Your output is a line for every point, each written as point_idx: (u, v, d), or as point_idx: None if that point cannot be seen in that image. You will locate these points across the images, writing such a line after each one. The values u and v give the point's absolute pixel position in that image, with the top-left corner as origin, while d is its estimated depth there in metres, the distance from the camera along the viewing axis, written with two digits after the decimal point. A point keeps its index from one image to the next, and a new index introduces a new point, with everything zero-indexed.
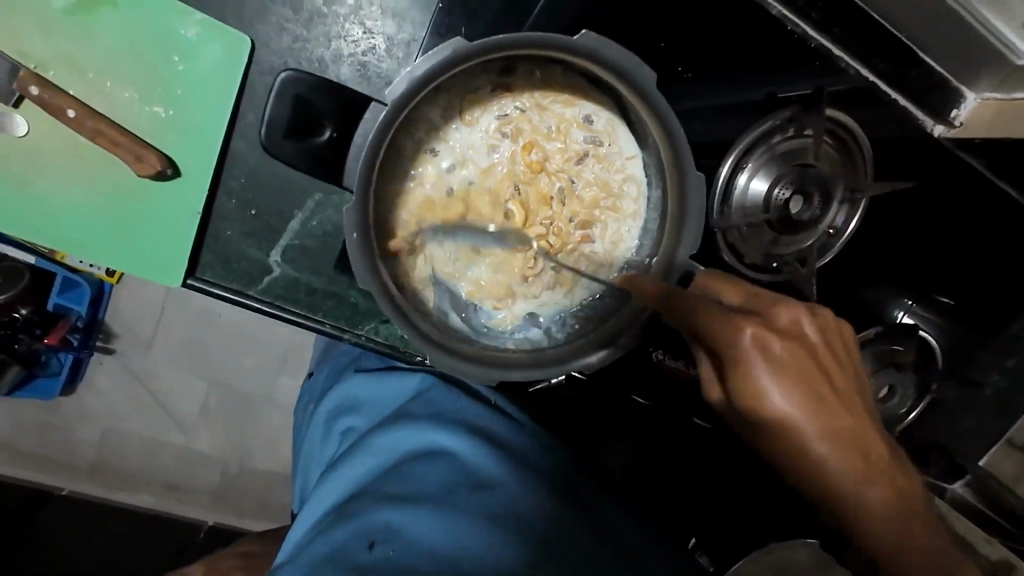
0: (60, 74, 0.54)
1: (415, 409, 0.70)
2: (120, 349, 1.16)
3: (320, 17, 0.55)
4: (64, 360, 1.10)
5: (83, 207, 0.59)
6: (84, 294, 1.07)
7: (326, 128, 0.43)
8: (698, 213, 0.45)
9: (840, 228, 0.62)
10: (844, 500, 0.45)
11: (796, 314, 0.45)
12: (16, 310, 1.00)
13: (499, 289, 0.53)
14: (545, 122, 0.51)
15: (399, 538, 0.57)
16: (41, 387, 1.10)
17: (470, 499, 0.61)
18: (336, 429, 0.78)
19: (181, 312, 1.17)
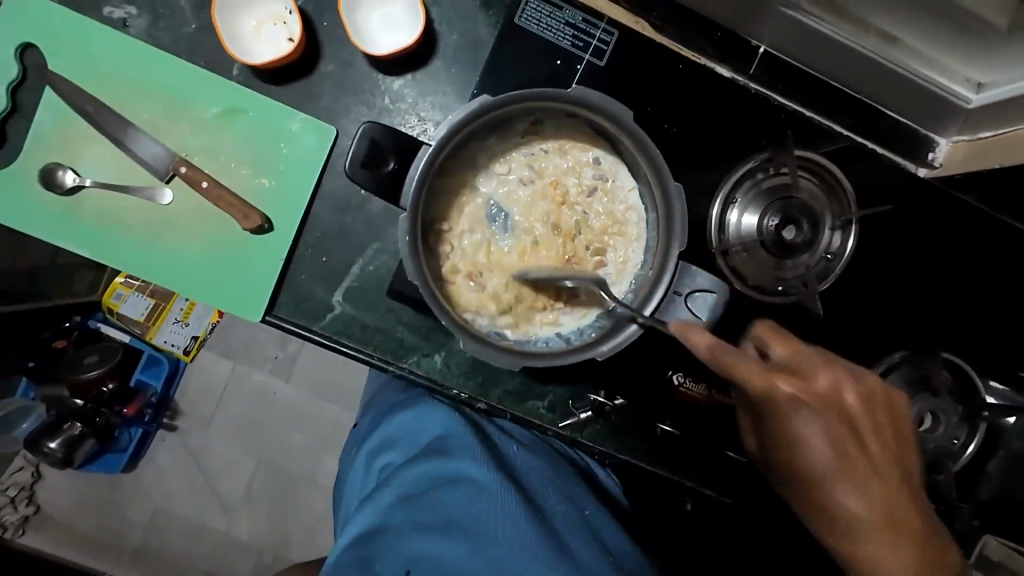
0: (201, 159, 0.72)
1: (443, 442, 0.78)
2: (182, 427, 1.53)
3: (387, 111, 0.74)
4: (133, 435, 1.48)
5: (198, 257, 0.74)
6: (160, 372, 1.47)
7: (390, 161, 0.53)
8: (682, 220, 0.53)
9: (838, 253, 0.68)
10: (835, 506, 0.55)
11: (842, 377, 0.55)
12: (105, 384, 1.38)
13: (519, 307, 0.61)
14: (561, 163, 0.62)
15: (430, 563, 0.65)
16: (108, 462, 1.47)
17: (497, 519, 0.68)
18: (375, 466, 0.84)
19: (238, 393, 1.53)
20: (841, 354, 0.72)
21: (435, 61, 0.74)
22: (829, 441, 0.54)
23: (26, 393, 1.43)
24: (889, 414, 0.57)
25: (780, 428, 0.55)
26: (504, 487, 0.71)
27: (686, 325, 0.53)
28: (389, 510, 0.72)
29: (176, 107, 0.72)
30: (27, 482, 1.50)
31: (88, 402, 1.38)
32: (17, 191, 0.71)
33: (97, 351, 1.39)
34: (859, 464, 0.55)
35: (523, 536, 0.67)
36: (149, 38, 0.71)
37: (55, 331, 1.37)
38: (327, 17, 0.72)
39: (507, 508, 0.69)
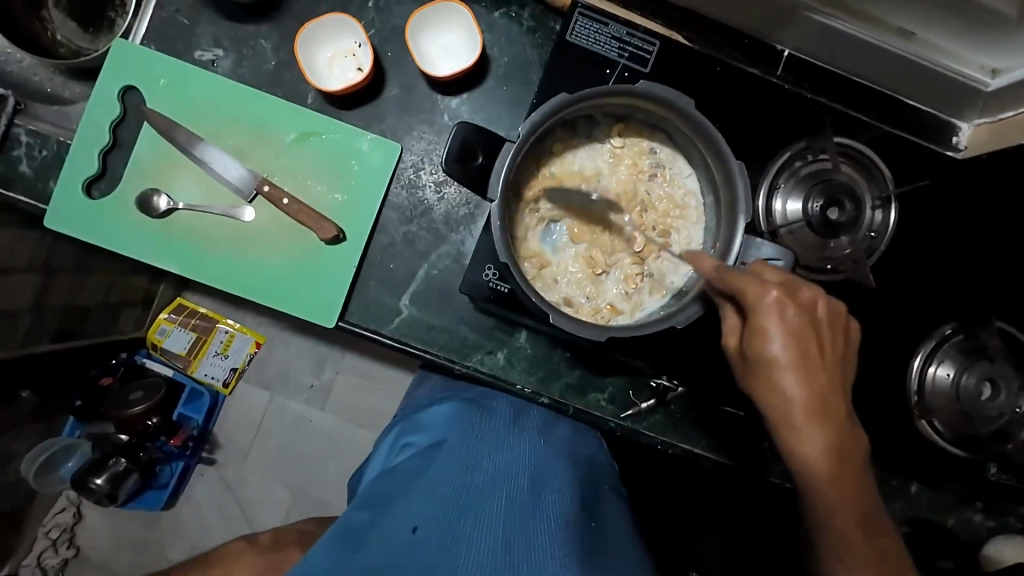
0: (281, 178, 0.79)
1: (467, 438, 0.82)
2: (221, 459, 1.56)
3: (447, 128, 0.81)
4: (174, 470, 1.50)
5: (276, 267, 0.79)
6: (202, 405, 1.51)
7: (479, 156, 0.59)
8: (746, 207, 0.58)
9: (881, 230, 0.72)
10: (801, 430, 0.53)
11: (819, 296, 0.54)
12: (150, 419, 1.39)
13: (589, 293, 0.65)
14: (620, 155, 0.65)
15: (436, 526, 0.63)
16: (149, 498, 1.48)
17: (508, 508, 0.69)
18: (399, 444, 0.89)
19: (278, 420, 1.57)
20: (894, 329, 0.74)
21: (489, 81, 0.81)
22: (809, 382, 0.52)
23: (72, 431, 1.47)
24: (847, 345, 0.55)
25: (756, 340, 0.53)
26: (521, 483, 0.75)
27: (765, 264, 0.55)
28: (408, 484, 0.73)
29: (259, 133, 0.79)
30: (69, 522, 1.51)
31: (134, 436, 1.39)
32: (117, 217, 0.78)
33: (142, 385, 1.40)
34: (820, 368, 0.53)
35: (535, 524, 0.66)
36: (234, 75, 0.80)
37: (103, 367, 1.42)
38: (391, 47, 0.80)
39: (525, 503, 0.70)
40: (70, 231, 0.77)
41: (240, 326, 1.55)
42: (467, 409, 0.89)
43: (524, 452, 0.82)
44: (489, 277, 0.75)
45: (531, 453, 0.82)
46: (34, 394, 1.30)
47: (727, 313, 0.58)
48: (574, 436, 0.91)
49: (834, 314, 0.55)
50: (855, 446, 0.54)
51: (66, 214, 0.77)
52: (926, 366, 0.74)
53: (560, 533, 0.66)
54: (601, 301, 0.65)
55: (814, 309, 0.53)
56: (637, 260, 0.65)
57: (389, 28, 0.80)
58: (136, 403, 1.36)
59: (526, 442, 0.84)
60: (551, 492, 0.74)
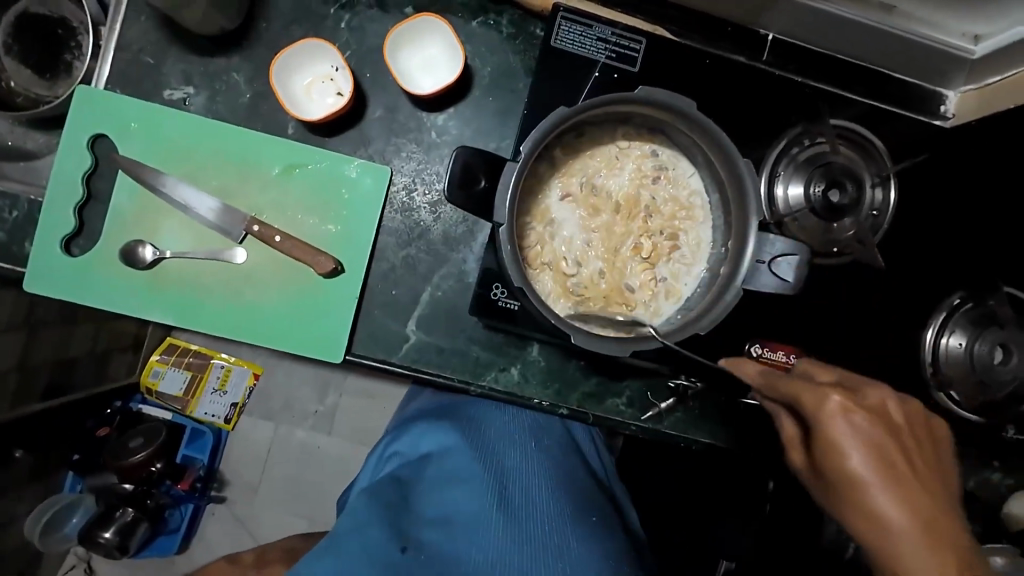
0: (270, 214, 0.76)
1: (455, 446, 0.81)
2: (231, 496, 1.52)
3: (436, 146, 0.79)
4: (183, 513, 1.47)
5: (274, 307, 0.77)
6: (206, 443, 1.46)
7: (481, 179, 0.55)
8: (756, 204, 0.56)
9: (884, 208, 0.72)
10: (888, 529, 0.50)
11: (887, 396, 0.54)
12: (154, 463, 1.34)
13: (603, 301, 0.63)
14: (621, 162, 0.64)
15: (425, 546, 0.70)
16: (162, 544, 1.46)
17: (496, 519, 0.72)
18: (387, 453, 0.89)
19: (284, 451, 1.54)
20: (904, 303, 0.75)
21: (474, 93, 0.79)
22: (874, 472, 0.51)
23: (73, 486, 1.42)
24: (932, 445, 0.56)
25: (830, 456, 0.52)
26: (510, 490, 0.77)
27: (817, 364, 0.58)
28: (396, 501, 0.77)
29: (242, 170, 0.76)
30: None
31: (138, 483, 1.34)
32: (99, 272, 0.74)
33: (143, 431, 1.35)
34: (905, 477, 0.51)
35: (522, 535, 0.71)
36: (208, 112, 0.77)
37: (98, 418, 1.38)
38: (369, 68, 0.77)
39: (512, 513, 0.73)
40: (51, 292, 0.74)
41: (235, 359, 1.52)
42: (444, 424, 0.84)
43: (514, 454, 0.82)
44: (496, 294, 0.74)
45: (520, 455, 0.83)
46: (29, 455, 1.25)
47: (781, 418, 0.60)
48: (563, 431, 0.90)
49: (904, 432, 0.53)
50: (962, 540, 0.49)
51: (46, 274, 0.73)
52: (939, 337, 0.75)
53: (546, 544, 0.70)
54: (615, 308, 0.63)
55: (885, 408, 0.54)
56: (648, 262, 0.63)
57: (366, 48, 0.77)
58: (137, 451, 1.31)
59: (513, 444, 0.84)
60: (541, 495, 0.78)
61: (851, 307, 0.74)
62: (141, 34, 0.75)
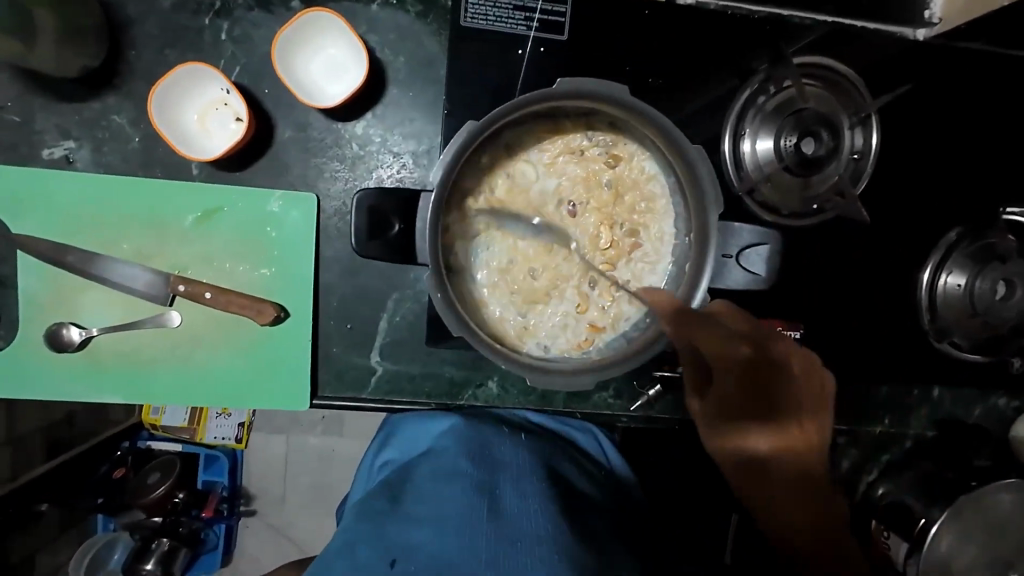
0: (195, 270, 0.69)
1: (453, 444, 0.69)
2: (261, 509, 1.40)
3: (361, 159, 0.70)
4: (219, 532, 1.34)
5: (225, 365, 0.71)
6: (222, 466, 1.33)
7: (395, 222, 0.50)
8: (714, 197, 0.48)
9: (865, 150, 0.63)
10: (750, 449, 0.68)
11: (792, 350, 0.64)
12: (176, 494, 1.24)
13: (563, 318, 0.57)
14: (559, 160, 0.56)
15: (418, 556, 0.56)
16: (206, 562, 1.34)
17: (488, 515, 0.59)
18: (375, 466, 0.78)
19: (303, 458, 1.40)
20: (897, 248, 0.69)
21: (391, 91, 0.69)
22: (764, 417, 0.67)
23: (106, 525, 1.29)
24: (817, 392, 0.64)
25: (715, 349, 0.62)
26: (509, 485, 0.64)
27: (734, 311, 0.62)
28: (381, 508, 0.63)
29: (151, 226, 0.68)
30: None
31: (165, 516, 1.24)
32: (27, 363, 0.68)
33: (160, 466, 1.26)
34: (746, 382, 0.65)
35: (521, 534, 0.57)
36: (98, 165, 0.68)
37: (110, 462, 1.25)
38: (267, 82, 0.68)
39: (512, 511, 0.60)
40: None
41: None
42: (431, 417, 0.75)
43: (511, 447, 0.70)
44: None
45: (518, 448, 0.71)
46: (55, 509, 1.17)
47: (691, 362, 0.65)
48: (548, 432, 0.77)
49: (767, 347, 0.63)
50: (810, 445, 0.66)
51: None
52: (937, 277, 0.68)
53: (548, 541, 0.57)
54: (580, 322, 0.57)
55: (774, 346, 0.63)
56: (607, 267, 0.56)
57: (257, 60, 0.67)
58: (156, 486, 1.22)
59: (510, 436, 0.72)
60: (544, 494, 0.64)
61: (836, 265, 0.68)
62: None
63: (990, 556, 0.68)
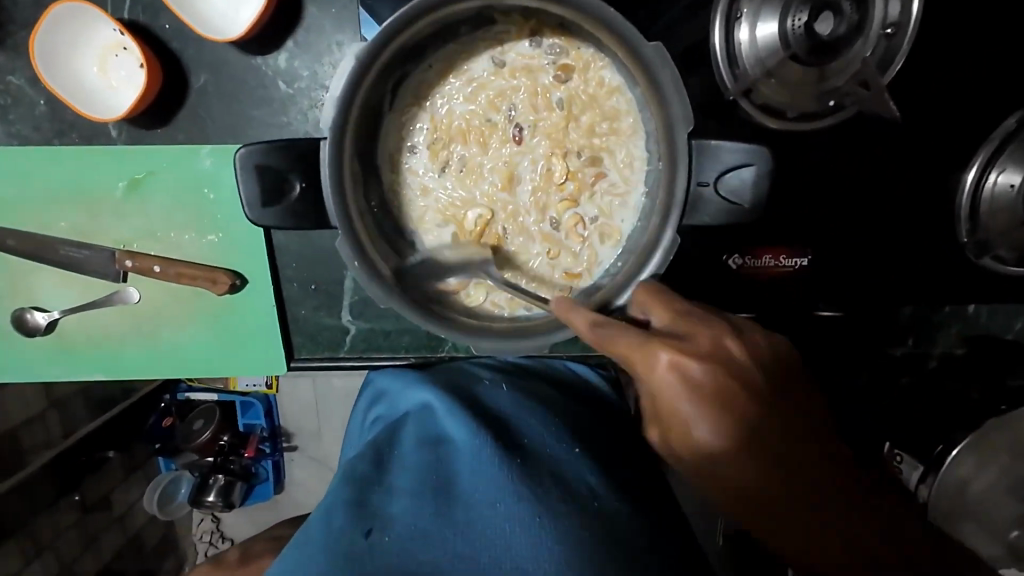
0: (140, 242, 0.65)
1: (435, 402, 0.63)
2: (301, 444, 1.28)
3: (290, 99, 0.61)
4: (267, 466, 1.27)
5: (196, 336, 0.70)
6: (259, 410, 1.18)
7: (294, 181, 0.40)
8: (682, 114, 0.38)
9: (904, 21, 0.49)
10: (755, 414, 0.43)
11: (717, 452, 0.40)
12: (222, 438, 1.15)
13: (530, 270, 0.48)
14: (499, 80, 0.46)
15: (397, 527, 0.50)
16: (259, 492, 1.29)
17: (474, 482, 0.53)
18: (367, 423, 0.71)
19: (328, 397, 1.23)
20: (941, 141, 0.56)
21: (308, 10, 0.59)
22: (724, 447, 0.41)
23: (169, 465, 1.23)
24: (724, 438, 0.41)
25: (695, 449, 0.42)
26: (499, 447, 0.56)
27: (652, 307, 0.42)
28: (366, 473, 0.57)
29: (86, 201, 0.64)
30: (214, 526, 1.37)
31: (215, 456, 1.17)
32: (1, 348, 0.68)
33: (202, 413, 1.13)
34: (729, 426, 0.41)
35: (506, 494, 0.51)
36: (12, 137, 0.62)
37: (156, 412, 1.14)
38: (164, 17, 0.58)
39: (500, 482, 0.52)
40: None
41: None
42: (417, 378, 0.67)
43: (509, 413, 0.62)
44: None
45: (524, 411, 0.63)
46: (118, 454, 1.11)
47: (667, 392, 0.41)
48: (540, 377, 0.70)
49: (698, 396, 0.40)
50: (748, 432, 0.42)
51: None
52: (985, 177, 0.55)
53: (533, 498, 0.51)
54: (555, 271, 0.49)
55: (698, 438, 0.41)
56: (570, 204, 0.47)
57: None
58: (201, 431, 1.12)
59: (511, 398, 0.65)
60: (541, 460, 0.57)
61: (862, 169, 0.57)
62: None
63: None
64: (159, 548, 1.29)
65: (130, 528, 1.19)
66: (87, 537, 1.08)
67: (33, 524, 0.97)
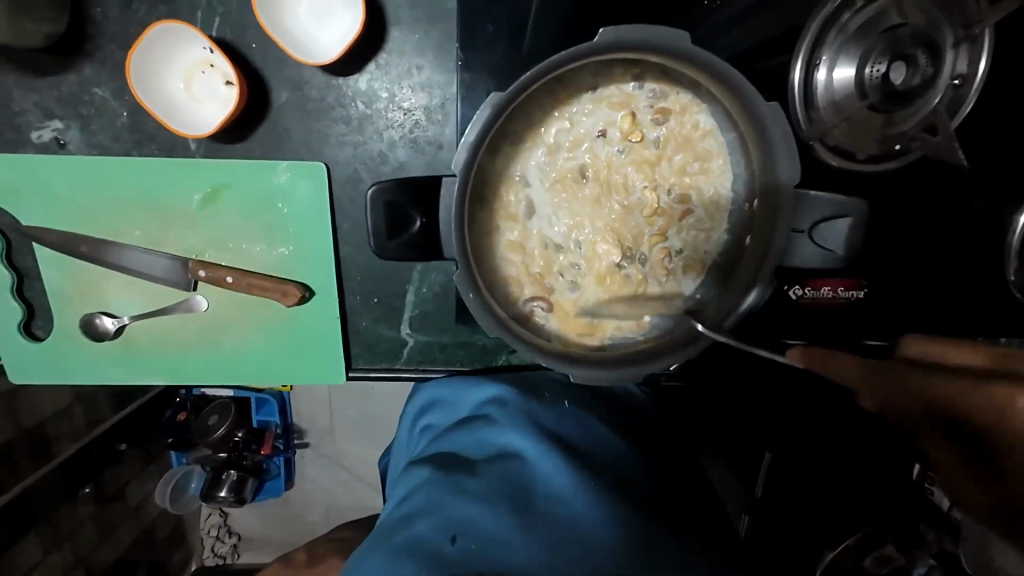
0: (212, 252, 0.66)
1: (494, 413, 0.66)
2: (315, 441, 1.29)
3: (367, 119, 0.63)
4: (279, 462, 1.25)
5: (258, 343, 0.71)
6: (274, 407, 1.16)
7: (415, 217, 0.48)
8: (787, 163, 0.41)
9: (971, 74, 0.51)
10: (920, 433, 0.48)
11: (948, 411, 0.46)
12: (237, 434, 1.14)
13: (623, 301, 0.51)
14: (598, 119, 0.49)
15: (478, 532, 0.53)
16: (271, 488, 1.28)
17: (542, 486, 0.57)
18: (420, 431, 0.74)
19: (345, 400, 1.23)
20: (988, 188, 0.59)
21: (392, 35, 0.60)
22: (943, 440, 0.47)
23: (180, 460, 1.23)
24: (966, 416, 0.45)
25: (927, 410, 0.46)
26: (560, 454, 0.60)
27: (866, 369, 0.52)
28: (433, 481, 0.59)
29: (161, 211, 0.65)
30: (222, 520, 1.39)
31: (230, 451, 1.16)
32: (65, 347, 0.69)
33: (217, 409, 1.12)
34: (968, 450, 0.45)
35: (577, 505, 0.55)
36: (91, 146, 0.63)
37: (172, 407, 1.13)
38: (252, 36, 0.60)
39: (570, 488, 0.56)
40: (36, 380, 0.71)
41: None
42: (469, 382, 0.71)
43: (564, 415, 0.66)
44: None
45: (578, 419, 0.66)
46: (133, 447, 1.11)
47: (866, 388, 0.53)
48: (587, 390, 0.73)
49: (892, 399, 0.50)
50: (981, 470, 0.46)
51: (19, 362, 0.70)
52: None
53: (603, 509, 0.54)
54: (632, 298, 0.52)
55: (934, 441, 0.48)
56: (659, 237, 0.50)
57: (238, 9, 0.59)
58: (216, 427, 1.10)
59: (560, 403, 0.68)
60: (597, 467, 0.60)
61: (921, 205, 0.59)
62: None
63: None
64: (169, 543, 1.29)
65: (143, 520, 1.20)
66: (103, 530, 1.09)
67: (55, 516, 0.97)
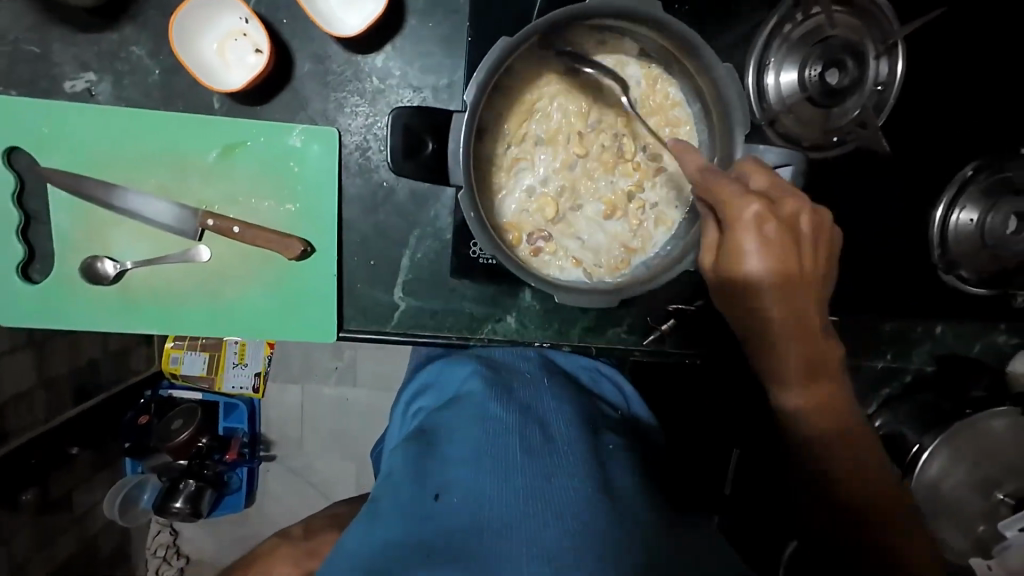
0: (223, 205, 0.71)
1: (476, 388, 0.64)
2: (281, 453, 1.25)
3: (381, 93, 0.70)
4: (241, 473, 1.22)
5: (254, 297, 0.74)
6: (242, 413, 1.17)
7: (428, 141, 0.58)
8: (740, 117, 0.50)
9: (889, 81, 0.62)
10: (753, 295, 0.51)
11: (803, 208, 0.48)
12: (200, 439, 1.10)
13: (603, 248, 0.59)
14: (587, 88, 0.57)
15: (460, 489, 0.50)
16: (230, 503, 1.23)
17: (526, 451, 0.53)
18: (411, 417, 0.74)
19: (317, 406, 1.22)
20: (910, 184, 0.69)
21: (409, 23, 0.69)
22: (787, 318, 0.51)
23: (135, 468, 1.18)
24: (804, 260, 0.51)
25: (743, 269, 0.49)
26: (545, 428, 0.57)
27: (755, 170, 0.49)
28: (418, 453, 0.58)
29: (177, 163, 0.69)
30: (171, 539, 1.29)
31: (190, 458, 1.11)
32: (59, 291, 0.71)
33: (181, 412, 1.10)
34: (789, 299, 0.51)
35: (567, 469, 0.51)
36: (120, 99, 0.68)
37: (134, 408, 1.11)
38: (284, 13, 0.67)
39: (554, 456, 0.52)
40: (21, 322, 0.71)
41: None
42: (451, 365, 0.72)
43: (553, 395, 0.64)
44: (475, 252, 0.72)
45: (570, 401, 0.64)
46: (86, 451, 1.07)
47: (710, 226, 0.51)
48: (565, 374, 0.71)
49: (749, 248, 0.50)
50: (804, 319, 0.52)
51: (8, 302, 0.70)
52: (950, 214, 0.69)
53: (590, 476, 0.50)
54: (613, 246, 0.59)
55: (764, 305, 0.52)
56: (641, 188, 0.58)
57: None
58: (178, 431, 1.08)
59: (548, 386, 0.66)
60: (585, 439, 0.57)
61: (856, 191, 0.69)
62: (14, 22, 0.66)
63: (985, 478, 0.69)
64: (110, 559, 1.21)
65: (86, 531, 1.13)
66: (44, 536, 1.02)
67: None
